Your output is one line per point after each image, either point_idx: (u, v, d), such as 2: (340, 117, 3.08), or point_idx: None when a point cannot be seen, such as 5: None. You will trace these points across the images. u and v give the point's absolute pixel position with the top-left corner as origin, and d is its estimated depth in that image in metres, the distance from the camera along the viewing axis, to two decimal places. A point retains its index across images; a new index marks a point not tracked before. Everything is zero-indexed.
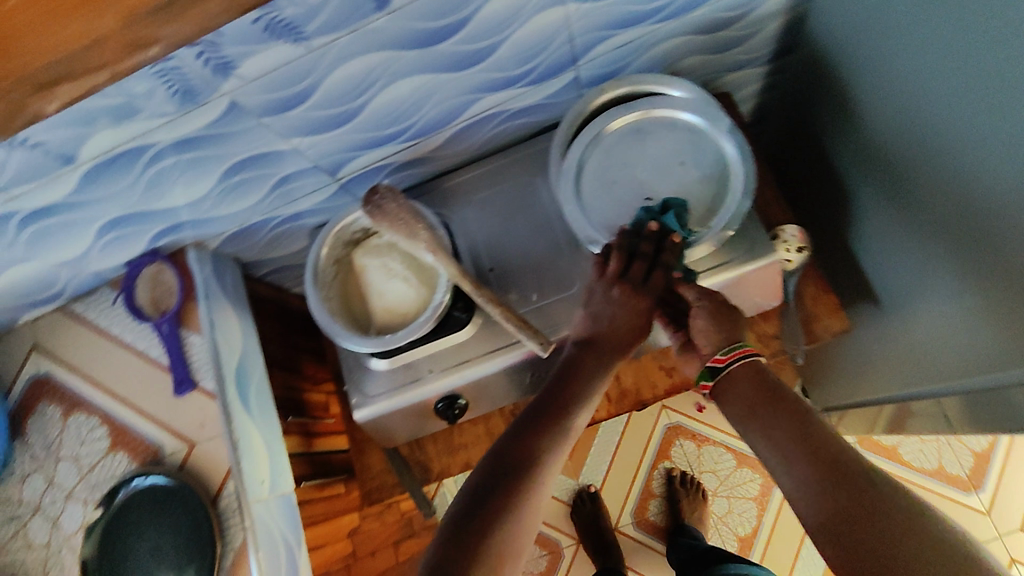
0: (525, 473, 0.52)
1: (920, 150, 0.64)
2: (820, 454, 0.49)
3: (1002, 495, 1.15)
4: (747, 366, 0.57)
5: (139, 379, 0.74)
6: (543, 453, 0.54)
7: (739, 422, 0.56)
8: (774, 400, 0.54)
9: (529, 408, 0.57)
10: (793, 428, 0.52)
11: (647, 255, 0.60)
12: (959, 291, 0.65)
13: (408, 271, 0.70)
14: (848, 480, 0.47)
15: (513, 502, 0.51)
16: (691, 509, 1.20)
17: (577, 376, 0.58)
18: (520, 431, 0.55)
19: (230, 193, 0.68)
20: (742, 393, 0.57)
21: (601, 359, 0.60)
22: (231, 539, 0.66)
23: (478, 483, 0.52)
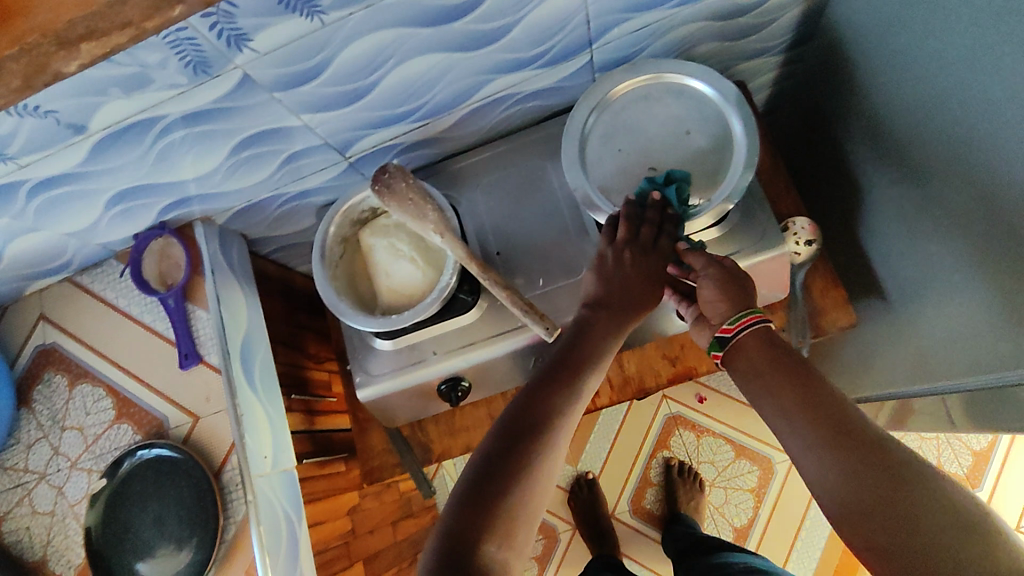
0: (539, 435, 0.52)
1: (935, 145, 0.64)
2: (837, 427, 0.49)
3: (1000, 494, 1.16)
4: (758, 333, 0.56)
5: (144, 352, 0.74)
6: (555, 416, 0.54)
7: (750, 390, 0.56)
8: (787, 369, 0.54)
9: (541, 370, 0.57)
10: (807, 399, 0.51)
11: (654, 222, 0.59)
12: (968, 289, 0.65)
13: (415, 252, 0.69)
14: (864, 454, 0.47)
15: (527, 465, 0.51)
16: (688, 499, 1.21)
17: (587, 339, 0.58)
18: (532, 394, 0.55)
19: (239, 168, 0.68)
20: (754, 361, 0.56)
21: (610, 324, 0.59)
22: (234, 512, 0.67)
23: (493, 445, 0.52)
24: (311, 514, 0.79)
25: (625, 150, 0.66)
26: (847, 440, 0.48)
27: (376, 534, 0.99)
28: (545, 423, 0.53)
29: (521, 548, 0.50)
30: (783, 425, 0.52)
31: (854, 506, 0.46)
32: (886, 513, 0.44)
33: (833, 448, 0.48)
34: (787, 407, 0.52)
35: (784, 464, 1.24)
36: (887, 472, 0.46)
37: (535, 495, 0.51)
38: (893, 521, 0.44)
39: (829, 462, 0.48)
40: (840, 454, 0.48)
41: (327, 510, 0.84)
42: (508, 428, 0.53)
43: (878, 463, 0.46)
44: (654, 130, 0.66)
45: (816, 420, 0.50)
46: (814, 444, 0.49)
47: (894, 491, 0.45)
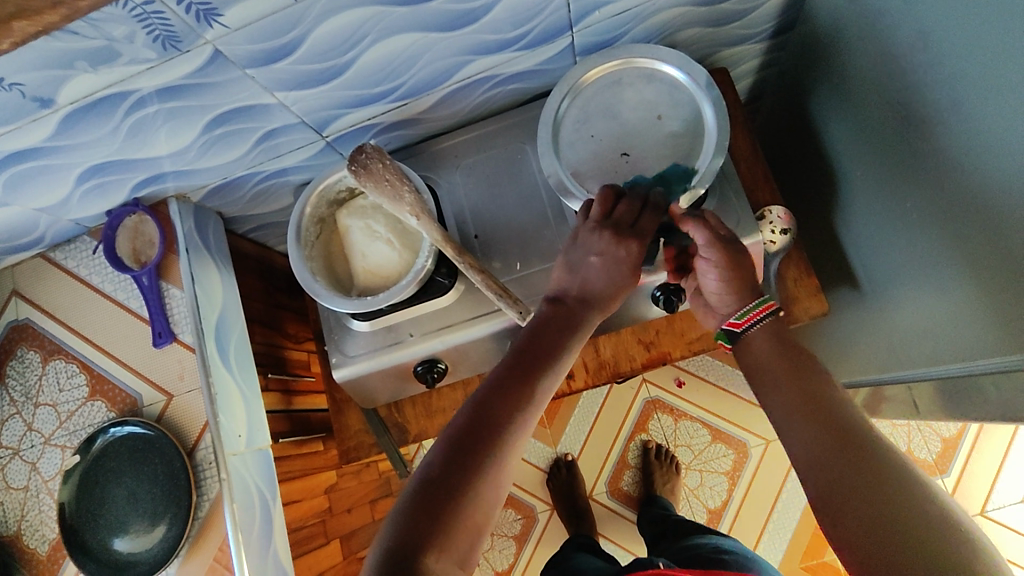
0: (494, 432, 0.51)
1: (912, 136, 0.64)
2: (828, 423, 0.49)
3: (967, 480, 1.19)
4: (765, 327, 0.58)
5: (118, 329, 0.73)
6: (508, 423, 0.51)
7: (753, 379, 0.58)
8: (792, 366, 0.55)
9: (503, 364, 0.55)
10: (804, 392, 0.52)
11: (636, 204, 0.59)
12: (937, 280, 0.66)
13: (392, 234, 0.69)
14: (852, 451, 0.47)
15: (476, 474, 0.49)
16: (664, 481, 1.23)
17: (548, 334, 0.56)
18: (490, 393, 0.53)
19: (214, 145, 0.67)
20: (759, 353, 0.58)
21: (574, 316, 0.58)
22: (207, 490, 0.67)
23: (448, 445, 0.50)
24: (286, 492, 0.80)
25: (598, 136, 0.65)
26: (838, 437, 0.48)
27: (353, 513, 1.00)
28: (501, 419, 0.51)
29: (465, 558, 0.48)
30: (779, 418, 0.53)
31: (833, 500, 0.46)
32: (863, 510, 0.44)
33: (821, 442, 0.49)
34: (785, 400, 0.53)
35: (758, 448, 1.26)
36: (872, 470, 0.46)
37: (487, 494, 0.49)
38: (867, 519, 0.44)
39: (816, 452, 0.49)
40: (827, 448, 0.48)
41: (303, 489, 0.85)
42: (467, 421, 0.51)
43: (863, 461, 0.46)
44: (627, 114, 0.65)
45: (810, 415, 0.51)
46: (805, 437, 0.50)
47: (874, 489, 0.45)
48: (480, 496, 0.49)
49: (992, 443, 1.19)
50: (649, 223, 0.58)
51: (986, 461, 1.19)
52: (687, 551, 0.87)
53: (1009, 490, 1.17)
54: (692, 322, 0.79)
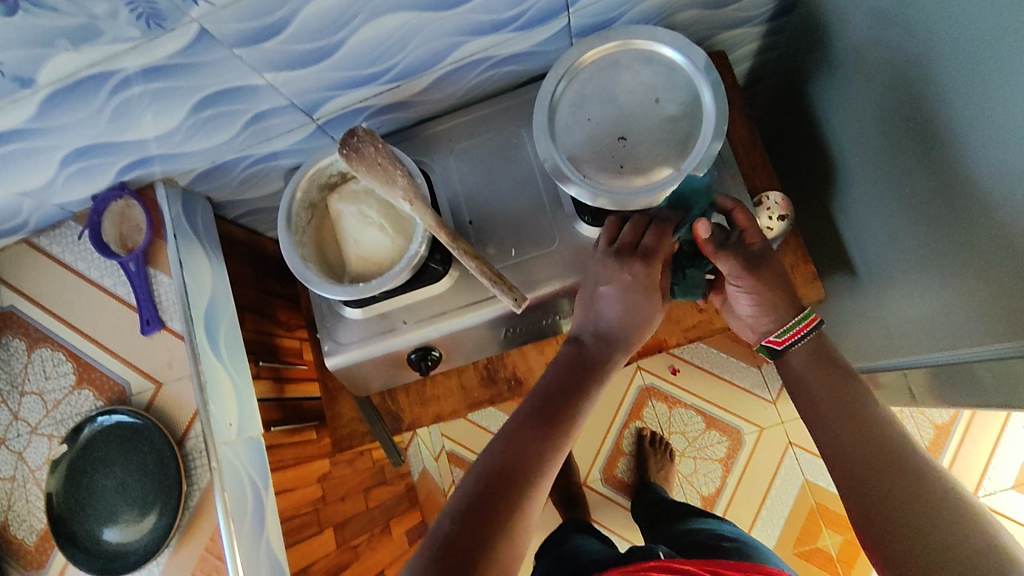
0: (525, 475, 0.53)
1: (911, 123, 0.63)
2: (871, 435, 0.54)
3: (959, 465, 1.19)
4: (808, 341, 0.63)
5: (105, 316, 0.72)
6: (542, 459, 0.54)
7: (798, 387, 0.63)
8: (833, 378, 0.60)
9: (528, 408, 0.57)
10: (848, 404, 0.57)
11: (640, 225, 0.64)
12: (933, 268, 0.66)
13: (384, 220, 0.68)
14: (893, 461, 0.51)
15: (514, 506, 0.51)
16: (658, 468, 1.24)
17: (569, 379, 0.59)
18: (525, 428, 0.56)
19: (202, 128, 0.65)
20: (798, 363, 0.63)
21: (593, 362, 0.61)
22: (198, 479, 0.67)
23: (489, 474, 0.53)
24: (279, 481, 0.79)
25: (595, 120, 0.64)
26: (879, 447, 0.53)
27: (348, 501, 0.98)
28: (530, 461, 0.54)
29: None
30: (821, 427, 0.58)
31: (874, 506, 0.50)
32: (904, 513, 0.48)
33: (864, 450, 0.53)
34: (827, 410, 0.58)
35: (752, 436, 1.26)
36: (912, 479, 0.50)
37: (523, 525, 0.52)
38: (909, 521, 0.48)
39: (861, 462, 0.53)
40: (869, 457, 0.52)
41: (296, 478, 0.84)
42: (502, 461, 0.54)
43: (904, 470, 0.50)
44: (624, 98, 0.64)
45: (851, 425, 0.55)
46: (846, 445, 0.54)
47: (915, 496, 0.49)
48: (513, 534, 0.51)
49: (985, 429, 1.20)
50: (652, 242, 0.62)
51: (978, 447, 1.20)
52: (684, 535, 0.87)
53: (1000, 475, 1.18)
54: (689, 310, 0.79)
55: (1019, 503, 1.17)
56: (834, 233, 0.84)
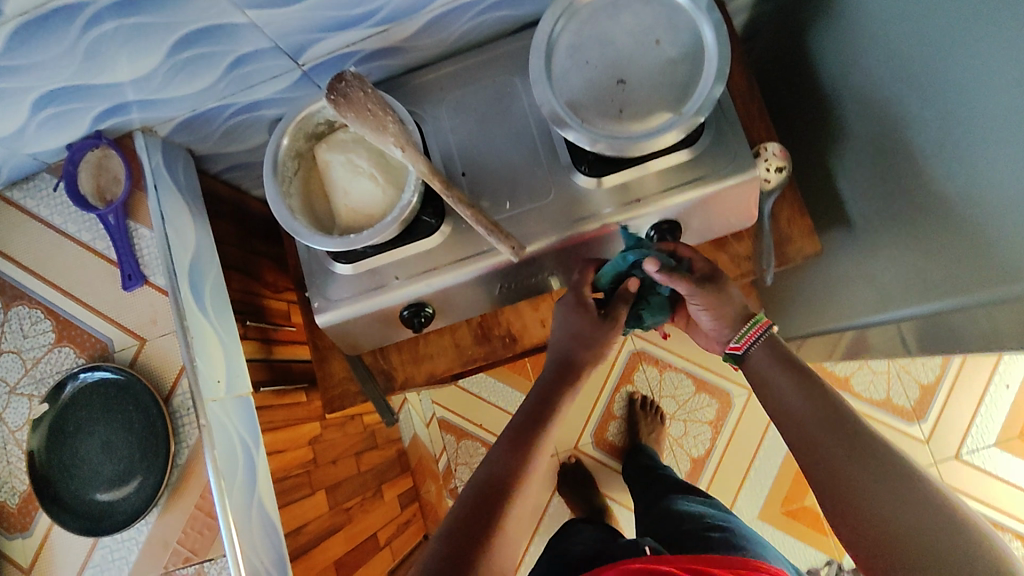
0: (503, 498, 0.60)
1: (916, 71, 0.62)
2: (845, 441, 0.54)
3: (943, 425, 1.22)
4: (763, 343, 0.64)
5: (84, 272, 0.69)
6: (521, 477, 0.61)
7: (764, 384, 0.62)
8: (804, 385, 0.59)
9: (508, 434, 0.65)
10: (824, 404, 0.57)
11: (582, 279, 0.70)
12: (927, 220, 0.66)
13: (375, 169, 0.66)
14: (871, 466, 0.52)
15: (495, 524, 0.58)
16: (649, 430, 1.26)
17: (539, 392, 0.70)
18: (507, 450, 0.64)
19: (181, 73, 0.62)
20: (760, 363, 0.63)
21: (552, 379, 0.71)
22: (186, 437, 0.65)
23: (474, 497, 0.60)
24: (269, 442, 0.78)
25: (593, 62, 0.61)
26: (858, 456, 0.53)
27: (339, 464, 0.97)
28: (504, 490, 0.60)
29: None
30: (794, 435, 0.58)
31: (854, 511, 0.52)
32: (884, 520, 0.50)
33: (841, 460, 0.54)
34: (797, 419, 0.58)
35: (741, 398, 1.27)
36: (900, 478, 0.51)
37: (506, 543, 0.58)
38: (893, 527, 0.50)
39: (847, 463, 0.53)
40: (850, 465, 0.53)
41: (286, 439, 0.83)
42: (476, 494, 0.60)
43: (887, 476, 0.52)
44: (623, 40, 0.61)
45: (825, 435, 0.55)
46: (825, 453, 0.55)
47: (906, 504, 0.50)
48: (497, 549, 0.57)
49: (969, 389, 1.22)
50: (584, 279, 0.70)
51: (963, 405, 1.22)
52: (678, 521, 0.88)
53: (981, 434, 1.21)
54: None
55: (999, 460, 1.20)
56: (829, 189, 0.84)
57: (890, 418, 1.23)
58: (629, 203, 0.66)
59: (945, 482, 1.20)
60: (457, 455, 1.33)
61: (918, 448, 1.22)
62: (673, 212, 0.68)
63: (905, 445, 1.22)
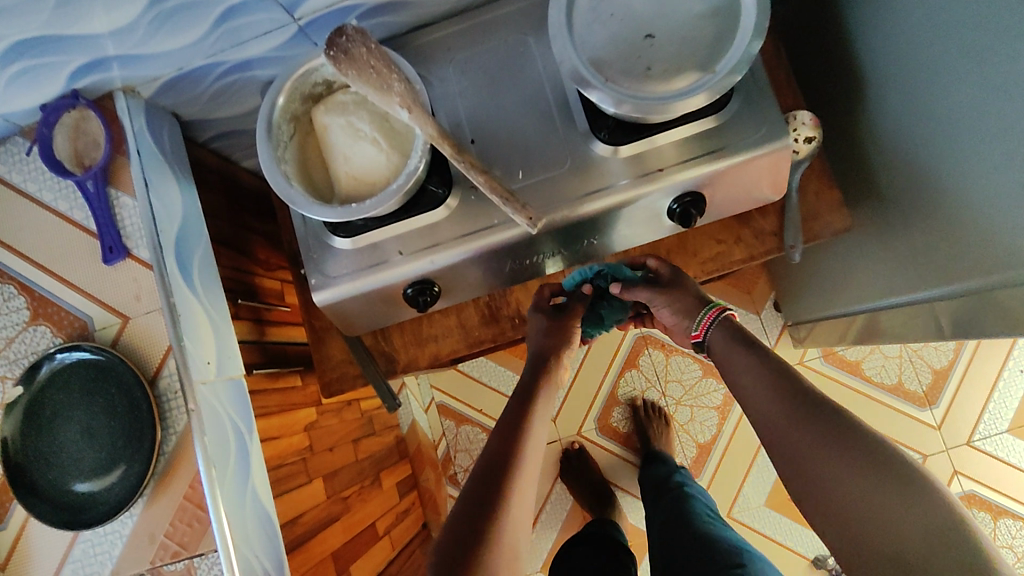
0: (503, 474, 0.59)
1: (955, 32, 0.57)
2: (823, 428, 0.54)
3: (954, 411, 1.19)
4: (721, 325, 0.66)
5: (60, 244, 0.63)
6: (519, 456, 0.61)
7: (731, 374, 0.63)
8: (774, 373, 0.59)
9: (502, 420, 0.66)
10: (788, 390, 0.57)
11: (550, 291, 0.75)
12: (961, 193, 0.61)
13: (378, 133, 0.60)
14: (853, 455, 0.51)
15: (499, 502, 0.56)
16: (658, 434, 1.20)
17: (527, 381, 0.70)
18: (504, 433, 0.63)
19: (165, 24, 0.56)
20: (721, 350, 0.65)
21: (533, 369, 0.71)
22: (174, 423, 0.60)
23: (475, 479, 0.59)
24: (262, 427, 0.74)
25: (619, 16, 0.56)
26: (837, 444, 0.52)
27: (337, 451, 0.93)
28: (500, 486, 0.58)
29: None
30: (768, 424, 0.57)
31: (821, 497, 0.52)
32: (866, 511, 0.50)
33: (818, 451, 0.53)
34: (768, 407, 0.58)
35: None
36: (871, 459, 0.51)
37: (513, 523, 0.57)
38: (875, 520, 0.49)
39: (815, 448, 0.53)
40: (827, 454, 0.52)
41: (280, 425, 0.78)
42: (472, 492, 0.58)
43: (868, 465, 0.51)
44: None
45: (800, 423, 0.55)
46: (788, 441, 0.55)
47: (880, 483, 0.50)
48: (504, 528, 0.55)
49: (983, 373, 1.19)
50: (546, 293, 0.75)
51: (976, 391, 1.19)
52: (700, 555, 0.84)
53: (994, 420, 1.18)
54: (705, 242, 0.75)
55: (1011, 447, 1.17)
56: (853, 164, 0.79)
57: (901, 404, 1.20)
58: (650, 173, 0.62)
59: (956, 469, 1.18)
60: (457, 442, 1.30)
61: (929, 434, 1.19)
62: (696, 183, 0.63)
63: (916, 432, 1.19)
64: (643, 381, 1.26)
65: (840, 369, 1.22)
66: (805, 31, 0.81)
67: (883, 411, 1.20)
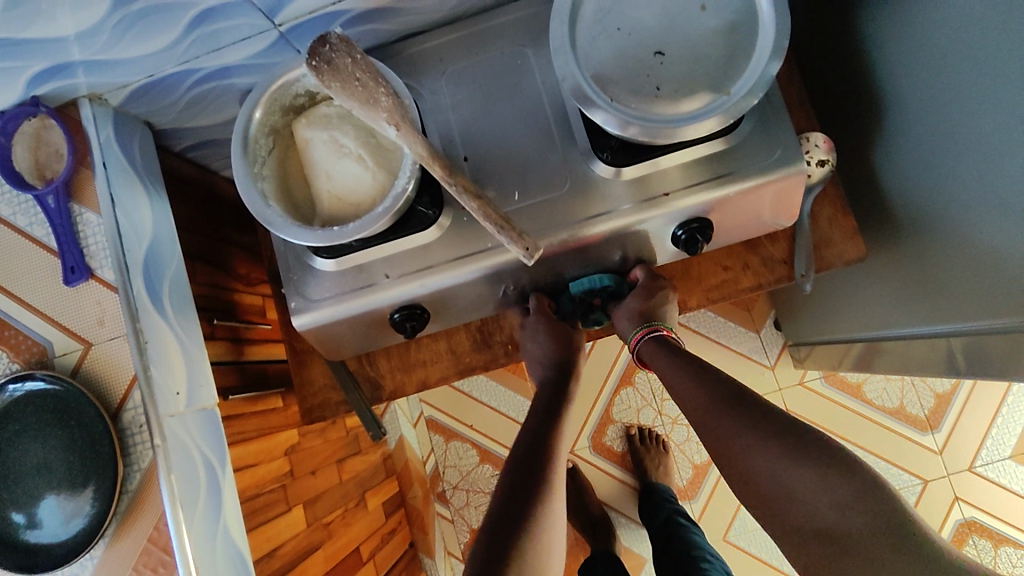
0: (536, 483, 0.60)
1: (981, 54, 0.53)
2: (757, 426, 0.56)
3: (956, 436, 1.16)
4: (650, 340, 0.66)
5: (18, 262, 0.58)
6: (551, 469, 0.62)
7: (674, 389, 0.63)
8: (704, 377, 0.61)
9: (529, 429, 0.66)
10: (734, 402, 0.58)
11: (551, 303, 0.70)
12: (983, 225, 0.58)
13: (363, 150, 0.56)
14: (788, 450, 0.54)
15: (536, 509, 0.58)
16: (655, 464, 1.16)
17: (554, 389, 0.70)
18: (530, 443, 0.65)
19: (133, 28, 0.51)
20: (653, 361, 0.67)
21: (558, 378, 0.70)
22: (138, 459, 0.56)
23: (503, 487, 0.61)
24: (239, 455, 0.69)
25: (626, 31, 0.52)
26: (788, 448, 0.54)
27: (320, 474, 0.89)
28: (530, 502, 0.58)
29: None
30: (709, 430, 0.59)
31: (782, 505, 0.53)
32: (812, 509, 0.51)
33: (754, 447, 0.55)
34: (701, 411, 0.60)
35: None
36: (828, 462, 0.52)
37: (549, 531, 0.58)
38: (816, 511, 0.51)
39: (768, 456, 0.54)
40: (781, 459, 0.54)
41: (258, 452, 0.74)
42: (498, 510, 0.58)
43: (823, 466, 0.52)
44: (660, 6, 0.52)
45: (740, 425, 0.57)
46: (740, 451, 0.56)
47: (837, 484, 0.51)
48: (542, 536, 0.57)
49: (985, 398, 1.16)
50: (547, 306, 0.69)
51: (978, 416, 1.16)
52: None
53: (996, 446, 1.15)
54: (711, 267, 0.72)
55: (1014, 474, 1.14)
56: (863, 188, 0.76)
57: (903, 428, 1.17)
58: (654, 198, 0.58)
59: (956, 495, 1.15)
60: (446, 458, 1.26)
61: (930, 460, 1.16)
62: (704, 209, 0.59)
63: (916, 456, 1.16)
64: (638, 398, 1.22)
65: (841, 391, 1.19)
66: (816, 46, 0.77)
67: (884, 435, 1.17)
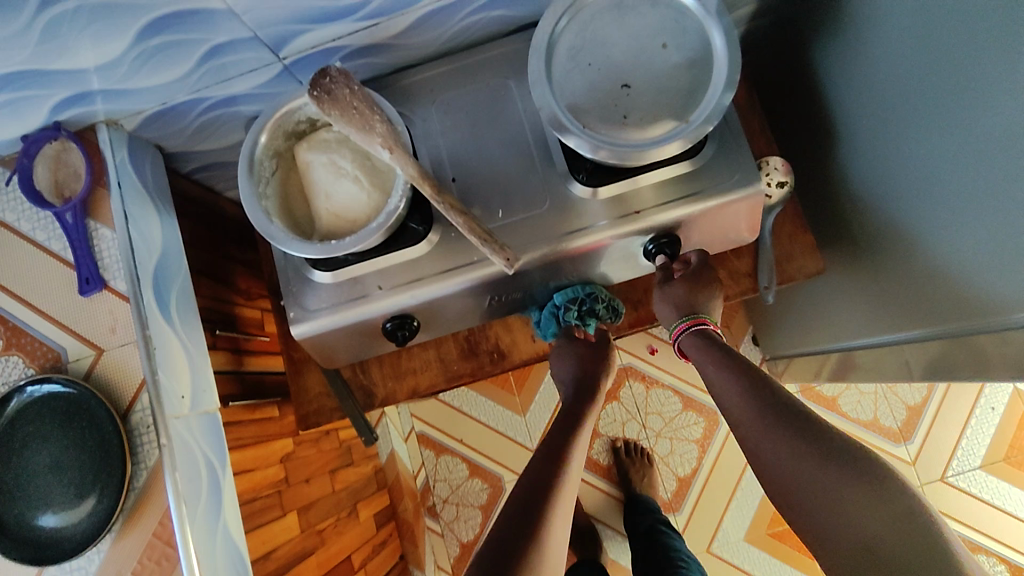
0: (551, 488, 0.65)
1: (918, 86, 0.59)
2: (799, 437, 0.59)
3: (929, 446, 1.20)
4: (695, 336, 0.71)
5: (36, 274, 0.63)
6: (562, 476, 0.67)
7: (721, 392, 0.68)
8: (757, 391, 0.64)
9: (551, 438, 0.72)
10: (779, 413, 0.62)
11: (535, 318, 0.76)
12: (932, 238, 0.63)
13: (360, 171, 0.61)
14: (826, 462, 0.57)
15: (546, 512, 0.63)
16: (640, 477, 1.20)
17: (574, 404, 0.76)
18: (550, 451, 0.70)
19: (151, 61, 0.57)
20: (700, 361, 0.71)
21: (581, 395, 0.76)
22: (145, 457, 0.60)
23: (523, 494, 0.65)
24: (236, 460, 0.73)
25: (596, 65, 0.58)
26: (829, 459, 0.57)
27: (313, 483, 0.92)
28: (540, 504, 0.63)
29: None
30: (752, 438, 0.63)
31: (817, 518, 0.56)
32: (847, 522, 0.54)
33: (796, 457, 0.58)
34: (745, 416, 0.64)
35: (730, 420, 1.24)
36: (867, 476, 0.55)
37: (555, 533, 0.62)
38: (851, 524, 0.54)
39: (806, 466, 0.58)
40: (822, 471, 0.57)
41: (256, 457, 0.77)
42: (514, 511, 0.63)
43: (862, 481, 0.55)
44: (625, 43, 0.58)
45: (782, 435, 0.60)
46: (781, 459, 0.59)
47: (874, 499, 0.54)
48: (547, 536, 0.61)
49: (955, 410, 1.21)
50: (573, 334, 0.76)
51: (949, 427, 1.20)
52: None
53: (968, 456, 1.19)
54: None
55: (984, 483, 1.18)
56: (824, 208, 0.82)
57: (877, 440, 1.21)
58: (628, 215, 0.63)
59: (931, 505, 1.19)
60: (436, 472, 1.29)
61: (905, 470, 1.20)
62: (673, 224, 0.64)
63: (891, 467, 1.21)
64: (623, 412, 1.26)
65: (817, 404, 1.23)
66: (776, 79, 0.84)
67: None
